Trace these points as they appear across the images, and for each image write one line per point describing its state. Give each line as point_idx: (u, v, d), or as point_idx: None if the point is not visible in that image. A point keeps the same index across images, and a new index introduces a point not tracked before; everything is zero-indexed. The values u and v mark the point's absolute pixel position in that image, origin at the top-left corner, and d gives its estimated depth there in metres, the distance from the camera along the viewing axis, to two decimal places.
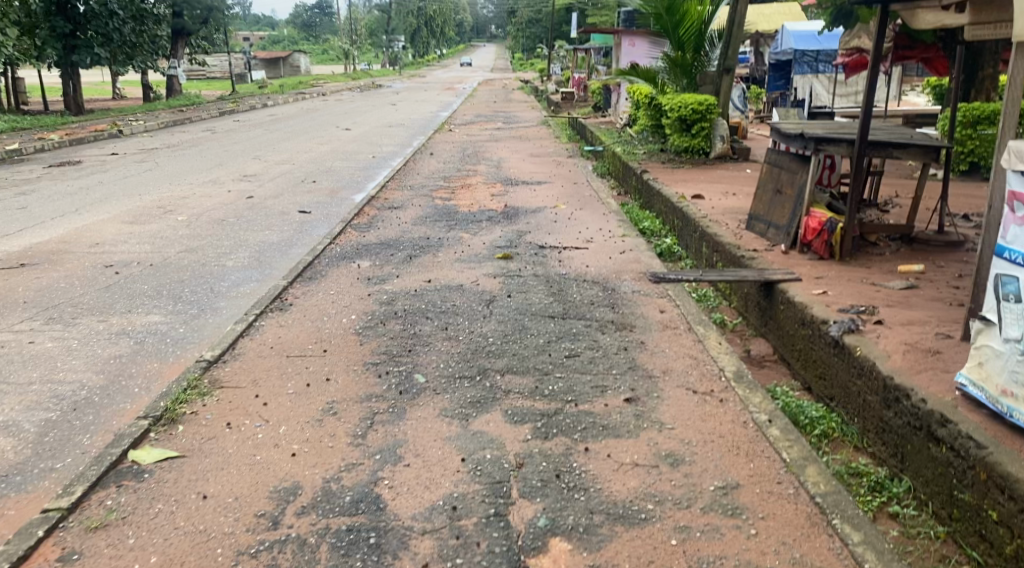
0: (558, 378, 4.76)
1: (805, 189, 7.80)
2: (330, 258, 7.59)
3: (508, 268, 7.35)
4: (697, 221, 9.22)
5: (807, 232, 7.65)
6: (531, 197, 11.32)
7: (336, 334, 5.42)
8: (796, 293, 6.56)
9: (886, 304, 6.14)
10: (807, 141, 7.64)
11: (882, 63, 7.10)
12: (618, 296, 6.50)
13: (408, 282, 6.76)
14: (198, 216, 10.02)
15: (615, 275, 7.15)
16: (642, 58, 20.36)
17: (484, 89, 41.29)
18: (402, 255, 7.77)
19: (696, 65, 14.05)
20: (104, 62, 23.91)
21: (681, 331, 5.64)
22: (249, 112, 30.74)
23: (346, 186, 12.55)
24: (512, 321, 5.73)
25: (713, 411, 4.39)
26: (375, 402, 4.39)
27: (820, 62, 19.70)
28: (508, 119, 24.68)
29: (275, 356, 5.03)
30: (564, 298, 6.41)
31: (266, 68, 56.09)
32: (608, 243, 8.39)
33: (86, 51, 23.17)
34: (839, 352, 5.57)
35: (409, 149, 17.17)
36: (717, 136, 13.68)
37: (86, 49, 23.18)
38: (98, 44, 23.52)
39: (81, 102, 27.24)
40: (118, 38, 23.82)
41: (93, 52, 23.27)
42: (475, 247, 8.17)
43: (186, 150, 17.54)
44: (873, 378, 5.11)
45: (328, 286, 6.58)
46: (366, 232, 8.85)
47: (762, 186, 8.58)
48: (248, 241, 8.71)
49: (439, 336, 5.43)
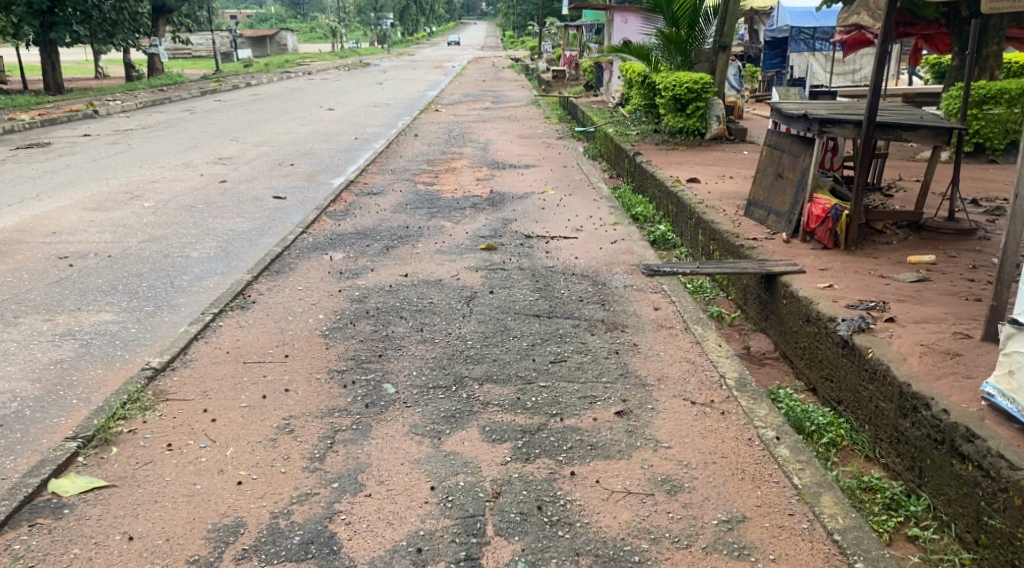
0: (541, 387, 4.32)
1: (808, 173, 7.33)
2: (301, 248, 7.13)
3: (492, 260, 6.89)
4: (692, 206, 8.76)
5: (811, 219, 7.21)
6: (518, 181, 10.85)
7: (300, 337, 4.96)
8: (800, 287, 6.12)
9: (897, 300, 5.71)
10: (811, 122, 7.14)
11: (893, 39, 6.63)
12: (608, 292, 6.05)
13: (383, 277, 6.30)
14: (167, 203, 9.53)
15: (605, 268, 6.70)
16: (635, 35, 19.81)
17: (473, 68, 40.67)
18: (379, 245, 7.31)
19: (691, 42, 13.54)
20: (84, 40, 23.41)
21: (677, 332, 5.20)
22: (233, 92, 30.09)
23: (326, 170, 12.07)
24: (493, 322, 5.28)
25: (713, 426, 3.94)
26: (338, 417, 3.94)
27: (817, 39, 19.25)
28: (497, 99, 24.13)
29: (230, 363, 4.57)
30: (551, 294, 5.97)
31: (254, 47, 55.31)
32: (598, 232, 7.94)
33: (65, 28, 22.72)
34: (848, 353, 5.14)
35: (393, 130, 16.66)
36: (712, 117, 13.20)
37: (65, 26, 22.73)
38: (78, 22, 22.98)
39: (60, 81, 26.66)
40: (98, 16, 23.23)
41: (73, 30, 22.83)
42: (457, 237, 7.71)
43: (163, 132, 17.00)
44: (887, 383, 4.68)
45: (297, 282, 6.12)
46: (341, 220, 8.38)
47: (762, 170, 8.12)
48: (216, 231, 8.23)
49: (413, 339, 4.97)
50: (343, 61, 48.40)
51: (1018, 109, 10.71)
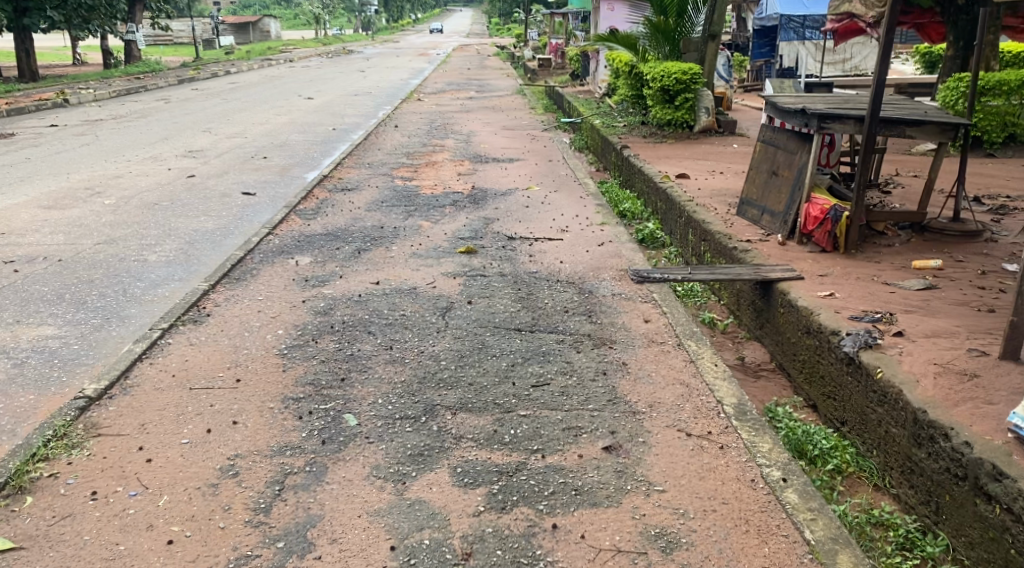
0: (520, 417, 3.88)
1: (806, 171, 6.89)
2: (266, 252, 6.67)
3: (470, 265, 6.45)
4: (682, 204, 8.35)
5: (808, 220, 6.80)
6: (501, 176, 10.41)
7: (256, 359, 4.52)
8: (799, 295, 5.70)
9: (904, 311, 5.29)
10: (809, 118, 6.70)
11: (897, 29, 6.22)
12: (594, 301, 5.62)
13: (352, 285, 5.85)
14: (129, 200, 9.04)
15: (591, 274, 6.27)
16: (622, 23, 19.30)
17: (458, 55, 40.16)
18: (350, 248, 6.85)
19: (679, 31, 13.09)
20: (59, 26, 22.84)
21: (669, 348, 4.78)
22: (211, 79, 29.54)
23: (300, 164, 11.59)
24: (471, 338, 4.84)
25: (712, 462, 3.53)
26: (290, 456, 3.49)
27: (806, 28, 18.77)
28: (481, 88, 23.62)
29: (176, 390, 4.12)
30: (533, 304, 5.53)
31: (236, 34, 54.46)
32: (583, 233, 7.50)
33: (38, 14, 22.16)
34: (853, 370, 4.72)
35: (373, 121, 16.16)
36: (702, 109, 12.77)
37: (38, 12, 22.17)
38: (52, 7, 22.40)
39: (34, 68, 26.00)
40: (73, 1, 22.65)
41: (46, 15, 22.27)
42: (434, 238, 7.26)
43: (134, 122, 16.44)
44: (898, 408, 4.26)
45: (258, 291, 5.67)
46: (312, 219, 7.91)
47: (756, 167, 7.69)
48: (177, 232, 7.77)
49: (380, 359, 4.52)
50: (327, 48, 47.70)
51: (1016, 101, 10.32)
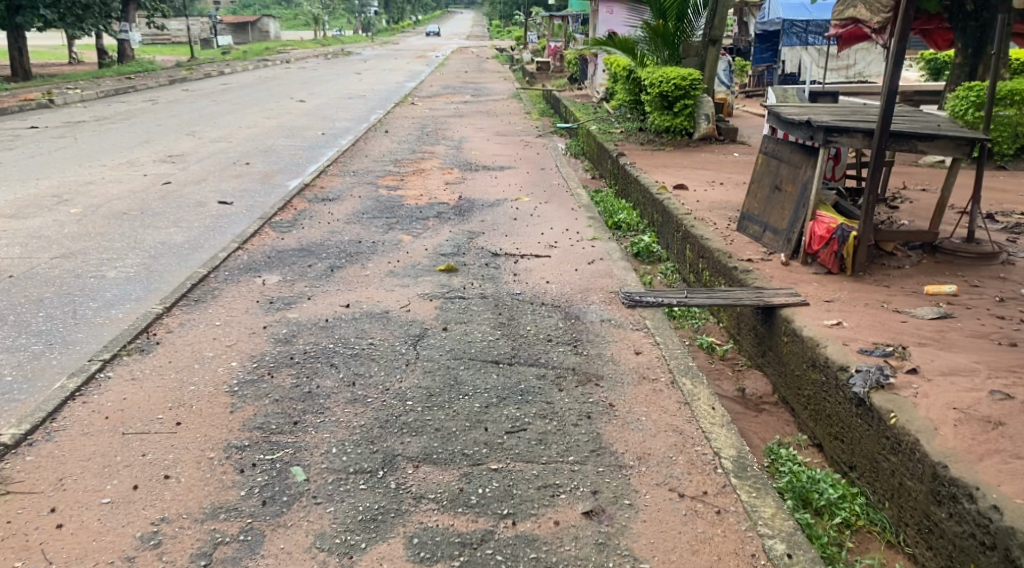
0: (490, 472, 3.44)
1: (811, 187, 6.46)
2: (231, 269, 6.23)
3: (450, 285, 6.01)
4: (680, 218, 7.92)
5: (813, 239, 6.36)
6: (490, 185, 9.99)
7: (200, 398, 4.07)
8: (804, 324, 5.25)
9: (919, 343, 4.85)
10: (814, 130, 6.25)
11: (910, 36, 5.78)
12: (581, 328, 5.18)
13: (319, 308, 5.41)
14: (97, 209, 8.64)
15: (579, 296, 5.84)
16: (620, 26, 19.00)
17: (457, 57, 39.76)
18: (322, 265, 6.41)
19: (679, 35, 12.68)
20: (56, 25, 22.50)
21: (661, 387, 4.32)
22: (205, 80, 29.13)
23: (283, 170, 11.16)
24: (443, 372, 4.38)
25: (706, 532, 3.15)
26: (222, 521, 3.13)
27: (809, 33, 18.38)
28: (477, 91, 23.19)
29: (107, 434, 3.69)
30: (514, 331, 5.08)
31: (234, 33, 53.96)
32: (573, 249, 7.07)
33: (31, 12, 21.85)
34: (865, 413, 4.26)
35: (364, 125, 15.72)
36: (701, 116, 12.37)
37: (31, 10, 21.86)
38: (45, 6, 22.04)
39: (27, 67, 25.61)
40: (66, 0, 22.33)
41: (39, 14, 21.91)
42: (414, 254, 6.82)
43: (118, 124, 16.01)
44: (914, 459, 3.81)
45: (217, 315, 5.25)
46: (287, 231, 7.47)
47: (759, 180, 7.26)
48: (143, 245, 7.35)
49: (339, 399, 4.07)
50: (325, 49, 47.20)
51: None
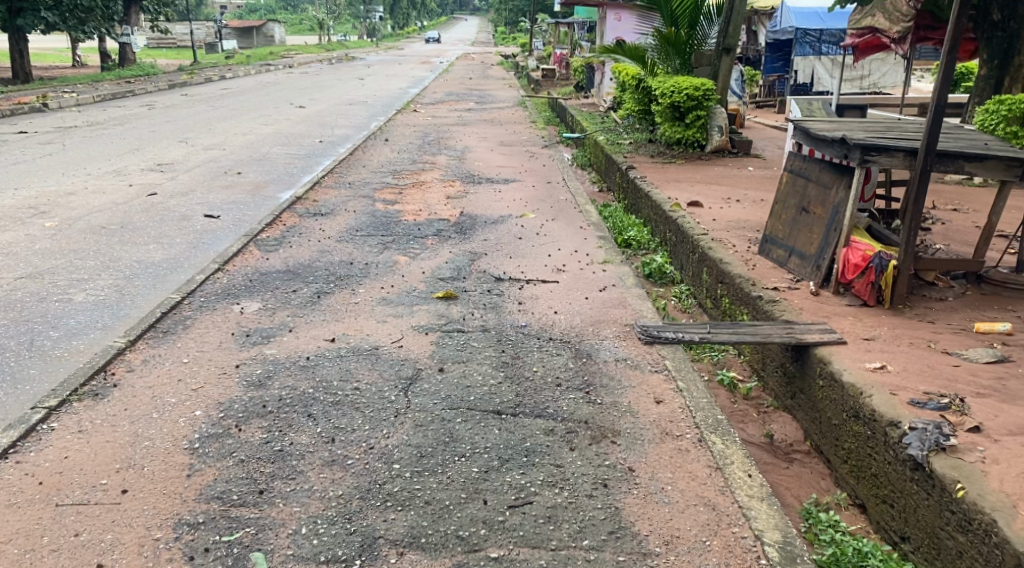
0: (489, 563, 3.01)
1: (845, 210, 5.86)
2: (207, 295, 5.68)
3: (448, 315, 5.45)
4: (696, 238, 7.35)
5: (847, 267, 5.78)
6: (494, 200, 9.44)
7: (153, 456, 3.51)
8: (844, 367, 4.68)
9: (977, 394, 4.30)
10: (850, 148, 5.65)
11: (961, 46, 5.22)
12: (594, 370, 4.61)
13: (301, 344, 4.86)
14: (74, 223, 8.11)
15: (590, 330, 5.27)
16: (629, 34, 18.54)
17: (461, 63, 39.25)
18: (308, 291, 5.86)
19: (691, 44, 12.18)
20: (56, 28, 21.92)
21: (688, 447, 3.75)
22: (206, 84, 28.61)
23: (276, 180, 10.62)
24: (437, 426, 3.81)
25: None
26: None
27: (823, 42, 17.98)
28: (482, 98, 22.62)
29: (36, 507, 3.20)
30: (518, 374, 4.50)
31: (239, 37, 53.46)
32: (582, 274, 6.51)
33: (33, 14, 21.21)
34: (921, 479, 3.75)
35: (363, 133, 15.16)
36: (714, 127, 11.79)
37: (33, 12, 21.24)
38: (47, 8, 21.48)
39: (27, 70, 25.11)
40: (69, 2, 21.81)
41: (41, 16, 21.27)
42: (410, 278, 6.26)
43: (110, 130, 15.47)
44: (989, 544, 3.36)
45: (186, 350, 4.70)
46: (273, 250, 6.91)
47: (784, 201, 6.68)
48: (118, 264, 6.81)
49: (313, 462, 3.51)
50: (329, 55, 46.74)
51: None
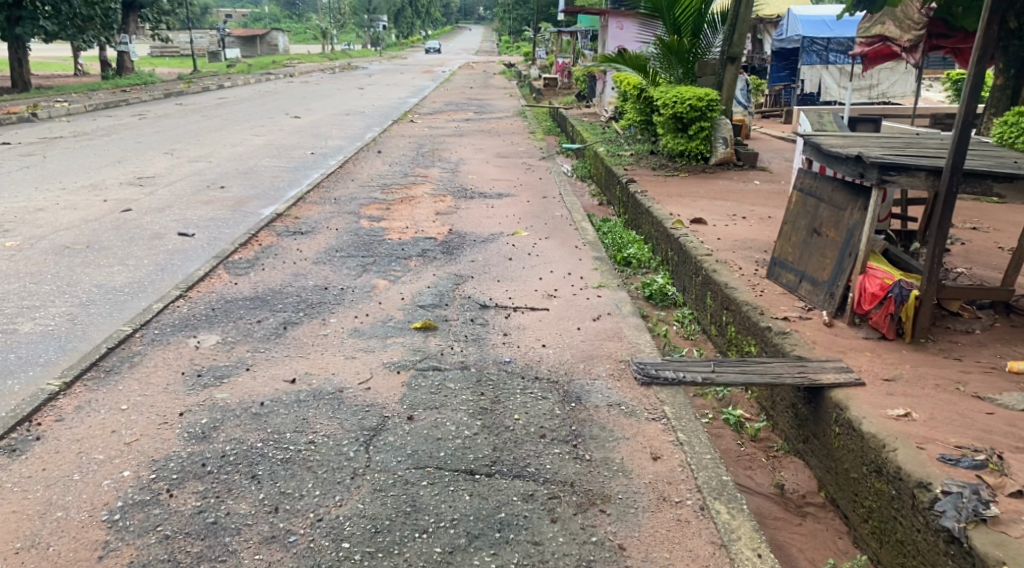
0: None
1: (862, 234, 5.36)
2: (162, 327, 5.20)
3: (425, 349, 4.95)
4: (699, 259, 6.85)
5: (863, 296, 5.26)
6: (485, 216, 8.95)
7: (62, 532, 3.14)
8: (863, 414, 4.15)
9: (1016, 449, 3.82)
10: (866, 167, 5.15)
11: (991, 53, 4.71)
12: (583, 418, 4.09)
13: (257, 386, 4.36)
14: (37, 243, 7.64)
15: (581, 367, 4.77)
16: (631, 43, 18.07)
17: (462, 72, 38.85)
18: (274, 321, 5.36)
19: (695, 53, 11.74)
20: (53, 37, 21.41)
21: (687, 518, 3.31)
22: (203, 93, 28.12)
23: (259, 195, 10.14)
24: (398, 494, 3.36)
25: None
26: None
27: (830, 51, 17.57)
28: (481, 108, 22.15)
29: None
30: (497, 423, 3.99)
31: (242, 46, 53.11)
32: (575, 300, 6.01)
33: (31, 23, 20.67)
34: (958, 556, 3.31)
35: (357, 144, 14.70)
36: (719, 139, 11.28)
37: (31, 21, 20.69)
38: (44, 17, 20.97)
39: (25, 79, 24.70)
40: (68, 11, 21.32)
41: (39, 25, 20.76)
42: (388, 305, 5.77)
43: (96, 141, 15.02)
44: None
45: (126, 394, 4.23)
46: (243, 274, 6.43)
47: (794, 221, 6.18)
48: (76, 289, 6.33)
49: (250, 540, 3.12)
50: (331, 63, 46.29)
51: None
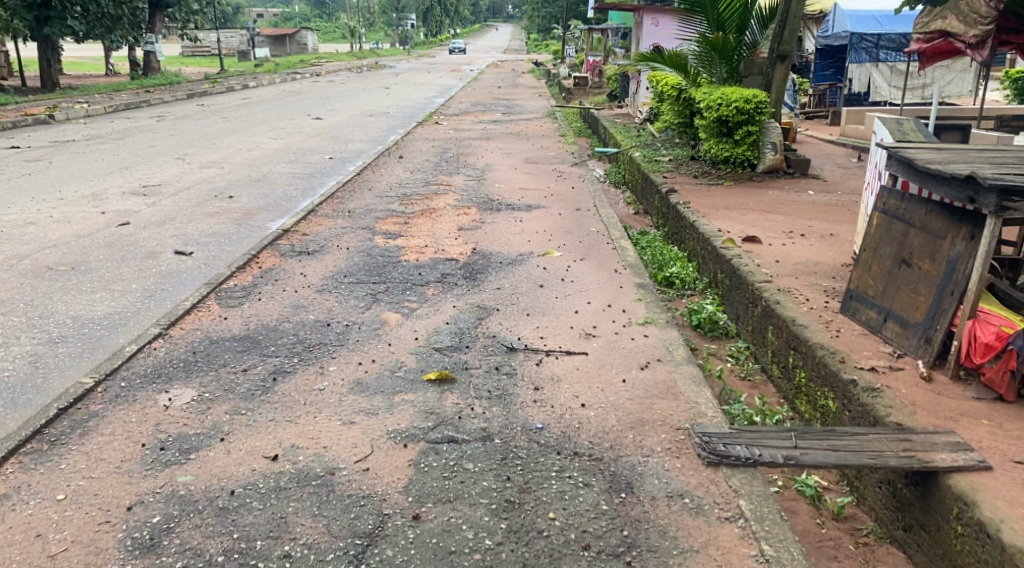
0: None
1: (972, 270, 4.41)
2: (132, 378, 4.39)
3: (440, 410, 4.07)
4: (760, 286, 5.88)
5: (973, 347, 4.33)
6: (513, 232, 8.08)
7: None
8: (1001, 518, 3.30)
9: None
10: (982, 189, 4.22)
11: None
12: (634, 517, 3.27)
13: (229, 464, 3.52)
14: (18, 264, 6.86)
15: (629, 438, 3.85)
16: (668, 40, 17.09)
17: (489, 72, 38.01)
18: (262, 370, 4.53)
19: (740, 51, 10.76)
20: (78, 37, 20.76)
21: None
22: (227, 94, 27.44)
23: (269, 206, 9.32)
24: None
25: None
26: None
27: (880, 48, 16.46)
28: (510, 109, 21.26)
29: None
30: (527, 523, 3.21)
31: (272, 46, 52.58)
32: (618, 341, 5.11)
33: (60, 23, 19.96)
34: None
35: (379, 148, 13.87)
36: (767, 144, 10.29)
37: (60, 20, 19.99)
38: (73, 16, 20.29)
39: (53, 80, 24.17)
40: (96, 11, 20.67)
41: (67, 25, 20.07)
42: (399, 347, 4.91)
43: (109, 144, 14.31)
44: None
45: (66, 478, 3.43)
46: (235, 305, 5.63)
47: (876, 248, 5.21)
48: (47, 322, 5.54)
49: None
50: (359, 63, 45.60)
51: None
